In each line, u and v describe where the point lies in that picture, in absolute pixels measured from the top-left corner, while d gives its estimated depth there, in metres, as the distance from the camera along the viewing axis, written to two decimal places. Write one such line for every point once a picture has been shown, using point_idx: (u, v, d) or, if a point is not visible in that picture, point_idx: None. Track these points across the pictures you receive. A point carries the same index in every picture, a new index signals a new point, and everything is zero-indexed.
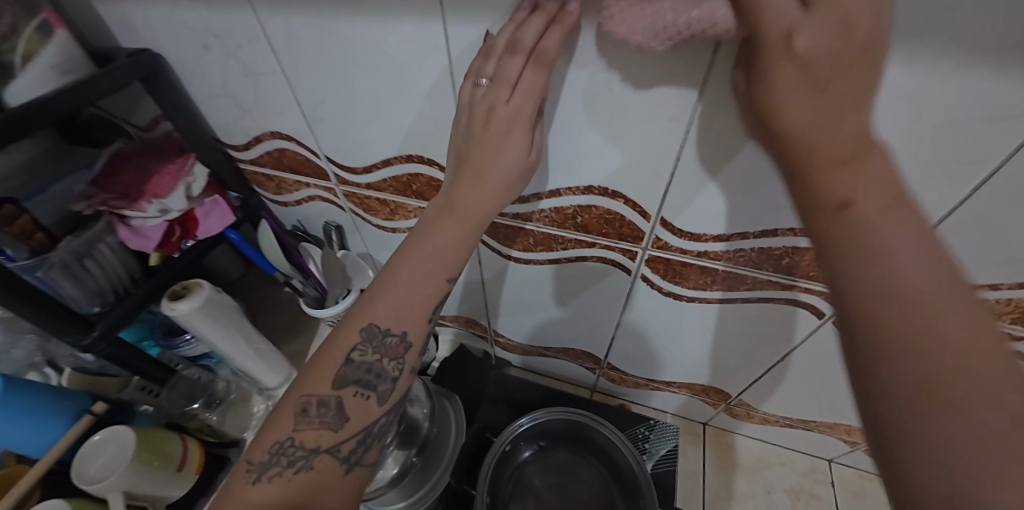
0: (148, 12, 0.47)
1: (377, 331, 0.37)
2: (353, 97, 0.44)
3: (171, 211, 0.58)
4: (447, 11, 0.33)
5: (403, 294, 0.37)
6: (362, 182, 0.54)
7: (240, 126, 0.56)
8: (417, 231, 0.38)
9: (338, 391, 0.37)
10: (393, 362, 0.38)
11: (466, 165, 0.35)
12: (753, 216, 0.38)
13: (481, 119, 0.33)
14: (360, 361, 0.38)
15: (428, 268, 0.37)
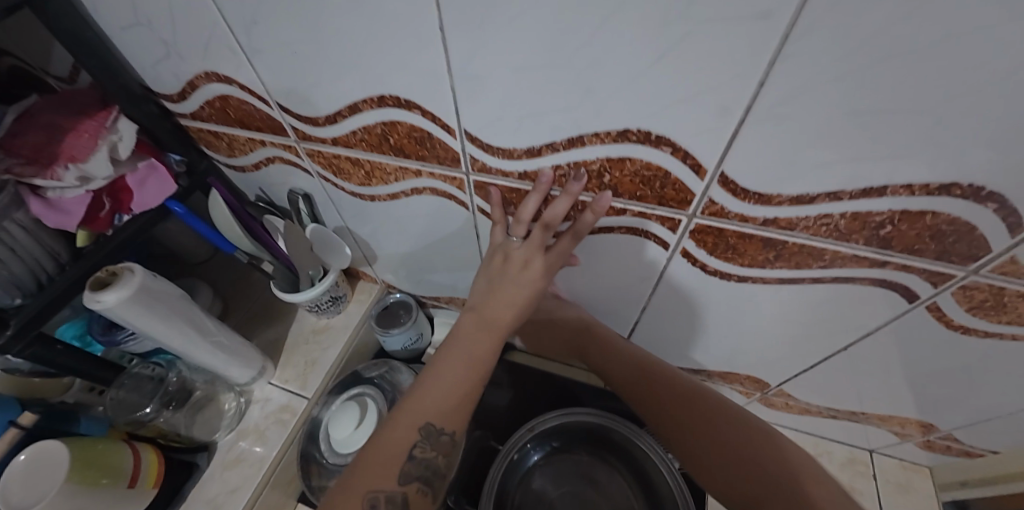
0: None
1: (433, 431, 0.40)
2: (299, 19, 0.33)
3: (95, 179, 0.46)
4: None
5: (443, 396, 0.40)
6: (327, 138, 0.43)
7: (169, 67, 0.45)
8: (453, 348, 0.41)
9: (403, 485, 0.39)
10: (445, 456, 0.41)
11: (494, 282, 0.41)
12: (852, 170, 0.27)
13: (516, 263, 0.41)
14: (419, 458, 0.40)
15: (464, 370, 0.40)
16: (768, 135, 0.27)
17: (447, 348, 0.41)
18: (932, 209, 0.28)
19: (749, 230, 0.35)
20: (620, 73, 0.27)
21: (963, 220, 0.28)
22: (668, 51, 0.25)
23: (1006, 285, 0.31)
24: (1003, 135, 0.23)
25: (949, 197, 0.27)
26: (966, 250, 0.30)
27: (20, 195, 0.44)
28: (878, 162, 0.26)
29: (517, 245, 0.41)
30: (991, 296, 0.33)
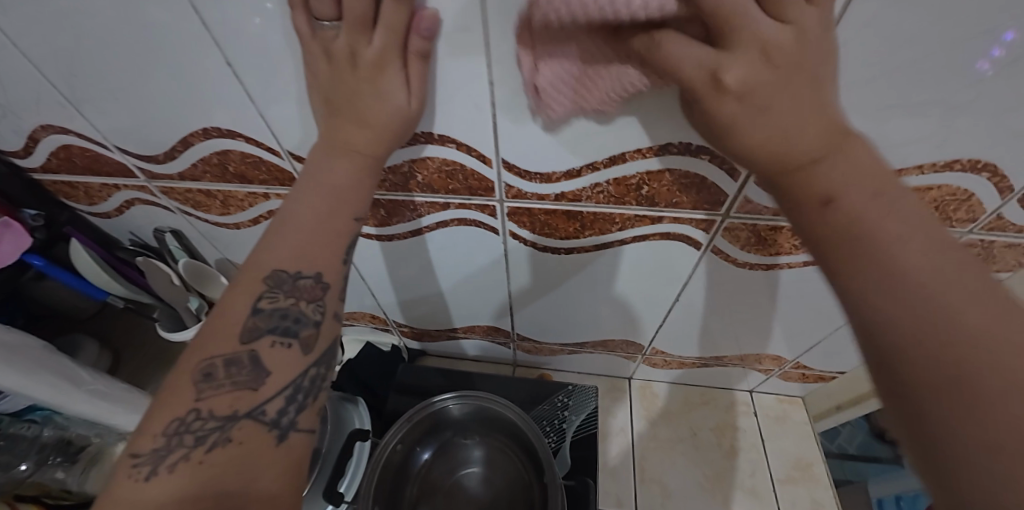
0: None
1: (286, 275, 0.30)
2: (112, 66, 0.36)
3: None
4: None
5: (302, 244, 0.30)
6: (175, 173, 0.46)
7: (8, 124, 0.46)
8: (304, 195, 0.30)
9: (250, 344, 0.28)
10: (313, 304, 0.30)
11: (353, 103, 0.29)
12: (593, 144, 0.33)
13: (345, 63, 0.27)
14: (271, 309, 0.29)
15: (324, 213, 0.31)
16: (518, 124, 0.33)
17: (294, 206, 0.30)
18: (666, 168, 0.34)
19: (552, 206, 0.40)
20: None
21: (692, 174, 0.34)
22: None
23: (753, 222, 0.38)
24: (677, 105, 0.29)
25: (671, 156, 0.33)
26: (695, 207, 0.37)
27: None
28: (605, 135, 0.32)
29: None
30: (749, 232, 0.40)
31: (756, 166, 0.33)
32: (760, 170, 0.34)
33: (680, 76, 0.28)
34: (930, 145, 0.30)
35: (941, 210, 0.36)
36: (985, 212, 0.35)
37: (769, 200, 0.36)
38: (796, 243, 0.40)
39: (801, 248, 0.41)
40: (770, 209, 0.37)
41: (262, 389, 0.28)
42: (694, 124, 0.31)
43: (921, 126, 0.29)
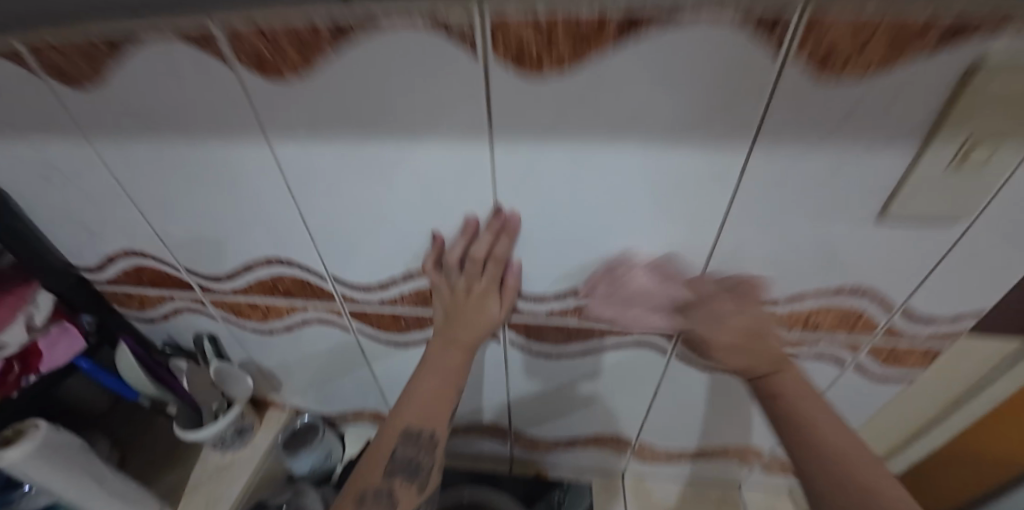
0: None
1: (413, 434, 0.45)
2: (204, 212, 0.47)
3: (7, 347, 0.54)
4: (270, 135, 0.38)
5: (422, 405, 0.46)
6: (229, 288, 0.55)
7: (92, 247, 0.56)
8: (430, 376, 0.46)
9: (388, 481, 0.45)
10: (427, 456, 0.46)
11: (457, 317, 0.45)
12: (575, 273, 0.44)
13: (460, 290, 0.44)
14: (402, 458, 0.45)
15: (437, 385, 0.46)
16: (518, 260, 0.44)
17: (421, 383, 0.46)
18: (631, 291, 0.45)
19: (545, 318, 0.50)
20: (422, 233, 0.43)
21: (652, 296, 0.45)
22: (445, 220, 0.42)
23: None
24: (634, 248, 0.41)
25: (633, 283, 0.44)
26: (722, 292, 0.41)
27: None
28: (583, 268, 0.44)
29: (458, 277, 0.44)
30: None
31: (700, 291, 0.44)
32: (703, 293, 0.44)
33: (633, 230, 0.40)
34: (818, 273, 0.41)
35: (846, 320, 0.46)
36: (880, 322, 0.45)
37: None
38: None
39: None
40: None
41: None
42: (648, 261, 0.42)
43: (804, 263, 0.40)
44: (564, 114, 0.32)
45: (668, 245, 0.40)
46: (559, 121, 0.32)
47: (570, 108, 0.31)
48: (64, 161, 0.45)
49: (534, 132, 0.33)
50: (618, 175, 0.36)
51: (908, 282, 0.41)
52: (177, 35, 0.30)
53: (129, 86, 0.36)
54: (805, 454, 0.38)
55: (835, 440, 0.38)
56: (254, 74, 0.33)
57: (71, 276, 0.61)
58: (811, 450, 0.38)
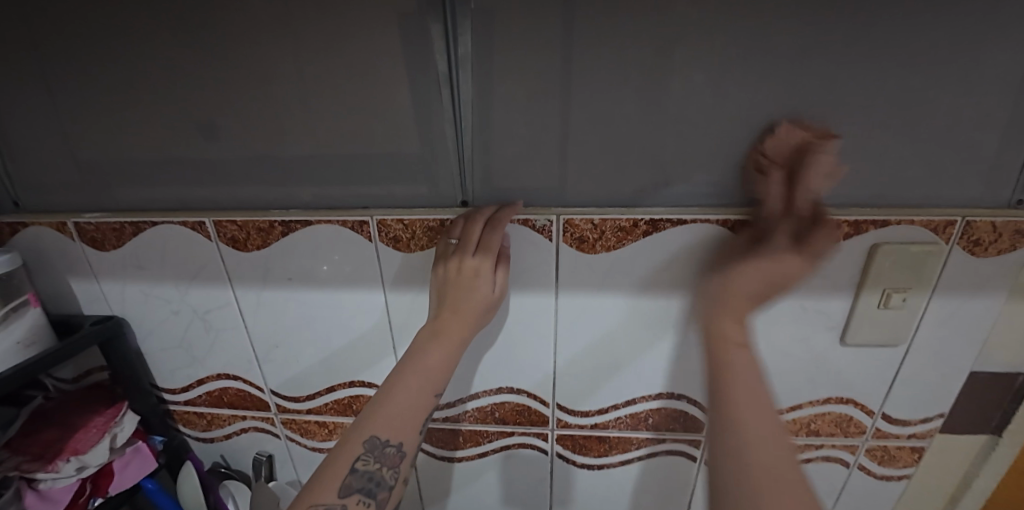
0: (127, 287, 0.53)
1: (378, 442, 0.40)
2: (305, 341, 0.53)
3: (89, 466, 0.52)
4: (387, 287, 0.50)
5: (400, 406, 0.41)
6: (304, 407, 0.57)
7: (186, 371, 0.57)
8: (416, 369, 0.43)
9: (343, 498, 0.38)
10: (391, 470, 0.40)
11: (457, 302, 0.43)
12: (615, 390, 0.54)
13: (455, 269, 0.43)
14: (362, 470, 0.39)
15: (421, 384, 0.42)
16: (568, 380, 0.54)
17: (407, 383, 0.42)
18: (663, 405, 0.55)
19: (590, 432, 0.58)
20: (494, 359, 0.54)
21: (679, 409, 0.54)
22: (513, 348, 0.53)
23: None
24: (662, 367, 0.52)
25: (663, 398, 0.54)
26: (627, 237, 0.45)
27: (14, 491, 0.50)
28: (621, 386, 0.54)
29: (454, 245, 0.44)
30: None
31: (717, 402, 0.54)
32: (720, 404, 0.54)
33: (661, 353, 0.52)
34: (807, 386, 0.53)
35: (841, 426, 0.55)
36: (867, 426, 0.55)
37: None
38: None
39: None
40: None
41: None
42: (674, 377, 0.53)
43: (793, 378, 0.52)
44: (605, 273, 0.48)
45: (688, 365, 0.52)
46: (602, 278, 0.48)
47: (610, 271, 0.48)
48: (202, 299, 0.52)
49: (585, 286, 0.49)
50: (643, 314, 0.50)
51: (875, 385, 0.52)
52: (341, 223, 0.47)
53: (288, 249, 0.49)
54: (722, 424, 0.35)
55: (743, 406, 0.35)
56: (387, 246, 0.47)
57: (152, 396, 0.59)
58: (730, 427, 0.34)
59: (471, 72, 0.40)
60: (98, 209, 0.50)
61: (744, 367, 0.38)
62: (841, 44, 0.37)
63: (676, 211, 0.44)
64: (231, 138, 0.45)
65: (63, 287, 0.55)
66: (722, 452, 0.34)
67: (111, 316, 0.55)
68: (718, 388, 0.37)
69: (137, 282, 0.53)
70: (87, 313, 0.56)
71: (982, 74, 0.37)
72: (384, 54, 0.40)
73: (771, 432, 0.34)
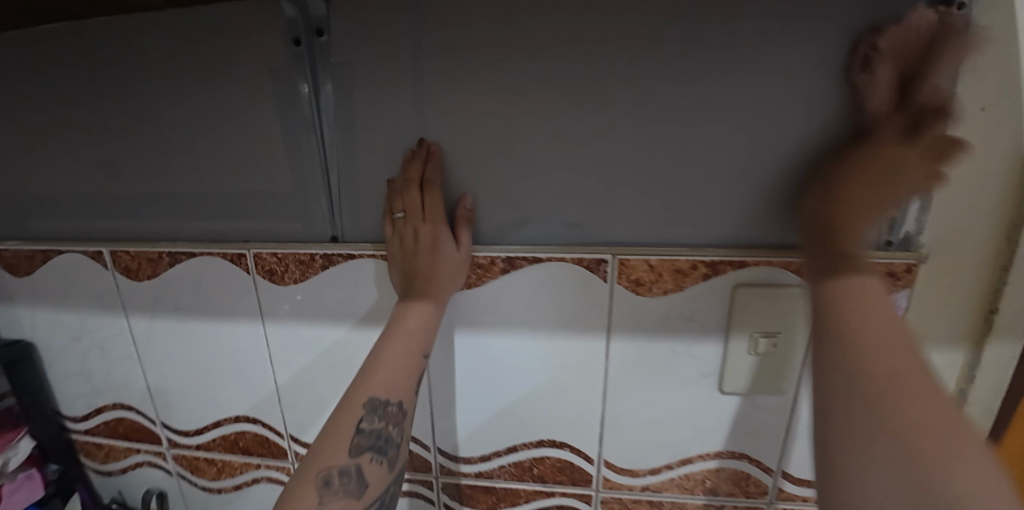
0: (37, 313, 0.55)
1: (379, 403, 0.40)
2: (195, 373, 0.54)
3: None
4: (267, 319, 0.51)
5: (390, 372, 0.41)
6: (193, 443, 0.57)
7: (86, 399, 0.58)
8: (394, 340, 0.41)
9: (355, 458, 0.39)
10: (397, 427, 0.41)
11: (428, 272, 0.42)
12: (496, 436, 0.51)
13: (409, 242, 0.42)
14: (369, 430, 0.40)
15: (405, 347, 0.41)
16: (448, 424, 0.52)
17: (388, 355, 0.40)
18: (545, 454, 0.51)
19: (475, 481, 0.54)
20: None
21: (563, 458, 0.51)
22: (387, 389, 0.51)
23: (620, 495, 0.52)
24: (541, 412, 0.50)
25: (545, 446, 0.51)
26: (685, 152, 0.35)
27: None
28: (501, 432, 0.51)
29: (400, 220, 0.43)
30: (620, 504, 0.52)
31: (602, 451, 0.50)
32: (606, 455, 0.50)
33: (539, 396, 0.49)
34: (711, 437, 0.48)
35: (739, 484, 0.49)
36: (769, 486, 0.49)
37: (622, 476, 0.50)
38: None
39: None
40: (628, 484, 0.51)
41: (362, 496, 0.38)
42: (558, 424, 0.50)
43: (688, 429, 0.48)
44: (471, 310, 0.47)
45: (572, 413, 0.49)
46: (470, 315, 0.47)
47: (474, 308, 0.47)
48: (102, 326, 0.53)
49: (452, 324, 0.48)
50: (512, 356, 0.48)
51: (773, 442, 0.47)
52: (220, 255, 0.48)
53: (177, 281, 0.50)
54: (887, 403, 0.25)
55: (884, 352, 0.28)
56: (265, 278, 0.49)
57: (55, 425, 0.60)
58: (889, 388, 0.26)
59: (336, 117, 0.43)
60: (17, 238, 0.53)
61: (853, 319, 0.31)
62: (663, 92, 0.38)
63: (531, 249, 0.44)
64: (129, 175, 0.48)
65: None
66: (851, 408, 0.27)
67: (21, 341, 0.56)
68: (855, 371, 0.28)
69: (46, 307, 0.55)
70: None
71: (803, 120, 0.38)
72: (258, 102, 0.44)
73: (902, 375, 0.27)
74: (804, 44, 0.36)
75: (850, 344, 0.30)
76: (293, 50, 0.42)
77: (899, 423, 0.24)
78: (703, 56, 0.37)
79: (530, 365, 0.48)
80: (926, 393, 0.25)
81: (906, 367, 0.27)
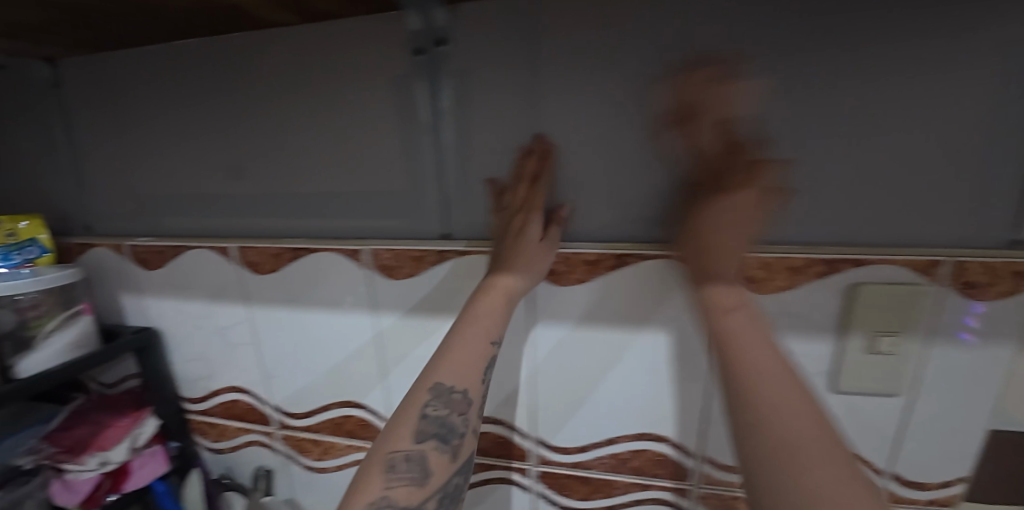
0: (163, 303, 0.60)
1: (444, 388, 0.41)
2: (308, 360, 0.58)
3: (111, 463, 0.57)
4: (380, 310, 0.53)
5: (463, 359, 0.42)
6: (302, 425, 0.61)
7: (203, 381, 0.63)
8: (466, 326, 0.44)
9: (419, 444, 0.39)
10: (461, 416, 0.41)
11: (509, 258, 0.43)
12: (595, 428, 0.53)
13: (515, 224, 0.44)
14: (434, 416, 0.40)
15: (484, 331, 0.43)
16: (549, 416, 0.54)
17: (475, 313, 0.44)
18: (645, 447, 0.52)
19: (570, 470, 0.55)
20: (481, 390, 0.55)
21: (662, 452, 0.52)
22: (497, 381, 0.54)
23: (718, 490, 0.51)
24: (646, 408, 0.51)
25: (645, 439, 0.52)
26: (743, 178, 0.38)
27: (47, 480, 0.56)
28: (599, 425, 0.53)
29: (512, 190, 0.45)
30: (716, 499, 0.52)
31: (704, 446, 0.50)
32: (707, 450, 0.50)
33: (645, 390, 0.50)
34: None
35: None
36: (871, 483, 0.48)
37: (721, 472, 0.51)
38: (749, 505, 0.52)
39: None
40: (725, 481, 0.51)
41: (424, 483, 0.38)
42: (662, 419, 0.51)
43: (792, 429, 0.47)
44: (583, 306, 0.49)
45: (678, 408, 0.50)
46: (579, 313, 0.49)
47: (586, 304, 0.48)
48: (225, 314, 0.58)
49: (563, 318, 0.49)
50: (622, 355, 0.49)
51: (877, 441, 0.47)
52: (338, 251, 0.51)
53: (298, 274, 0.54)
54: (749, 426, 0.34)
55: (770, 392, 0.34)
56: (380, 274, 0.51)
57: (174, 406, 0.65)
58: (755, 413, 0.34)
59: (453, 121, 0.45)
60: (151, 234, 0.58)
61: (743, 337, 0.37)
62: (781, 92, 0.39)
63: (641, 245, 0.45)
64: (253, 177, 0.52)
65: (112, 301, 0.62)
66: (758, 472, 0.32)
67: (148, 327, 0.62)
68: (753, 421, 0.33)
69: (172, 298, 0.60)
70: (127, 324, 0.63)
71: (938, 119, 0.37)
72: (375, 109, 0.46)
73: (789, 400, 0.34)
74: (941, 44, 0.35)
75: (766, 398, 0.34)
76: (413, 59, 0.44)
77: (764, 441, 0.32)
78: (829, 59, 0.37)
79: (637, 361, 0.49)
80: (814, 433, 0.32)
81: (817, 412, 0.33)
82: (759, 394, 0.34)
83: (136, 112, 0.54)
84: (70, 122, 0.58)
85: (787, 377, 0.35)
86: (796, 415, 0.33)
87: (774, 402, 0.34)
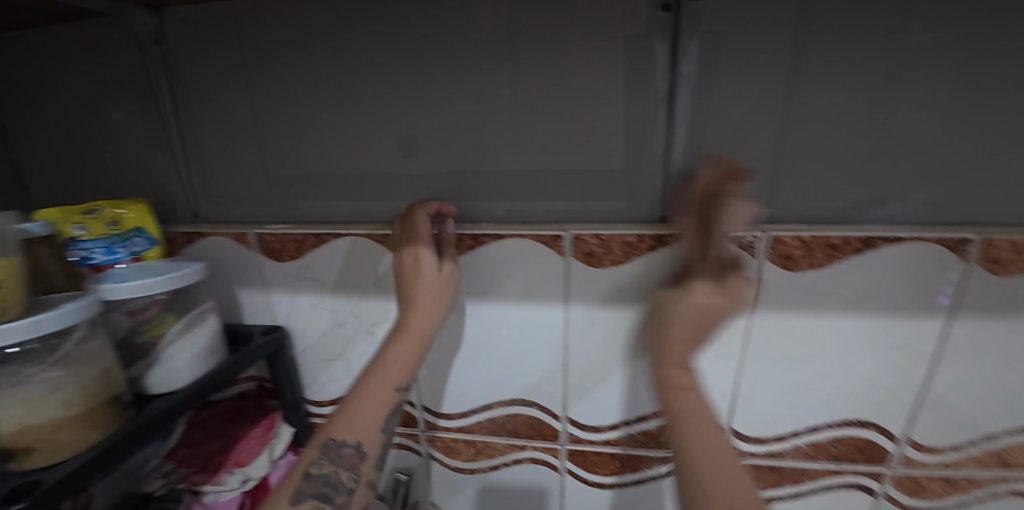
0: (296, 299, 0.54)
1: (333, 444, 0.38)
2: (476, 357, 0.53)
3: (253, 479, 0.51)
4: (570, 302, 0.48)
5: (363, 406, 0.41)
6: (455, 425, 0.57)
7: (338, 383, 0.57)
8: (382, 362, 0.42)
9: (295, 504, 0.35)
10: (350, 473, 0.38)
11: (411, 293, 0.43)
12: (799, 418, 0.50)
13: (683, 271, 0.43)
14: (317, 475, 0.37)
15: (393, 372, 0.42)
16: (749, 407, 0.50)
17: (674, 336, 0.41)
18: (848, 433, 0.49)
19: (760, 461, 0.52)
20: None
21: (867, 438, 0.49)
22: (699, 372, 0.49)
23: (916, 473, 0.50)
24: (856, 396, 0.48)
25: (849, 426, 0.49)
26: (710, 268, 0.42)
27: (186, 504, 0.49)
28: (799, 415, 0.50)
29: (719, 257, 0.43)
30: (911, 481, 0.51)
31: (910, 430, 0.49)
32: (912, 434, 0.49)
33: (863, 377, 0.47)
34: None
35: None
36: None
37: (924, 455, 0.49)
38: (946, 486, 0.50)
39: (953, 491, 0.51)
40: (924, 462, 0.50)
41: None
42: (872, 406, 0.48)
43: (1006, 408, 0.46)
44: (816, 290, 0.45)
45: (889, 394, 0.48)
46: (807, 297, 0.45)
47: (819, 287, 0.44)
48: (373, 311, 0.52)
49: (790, 308, 0.46)
50: (843, 344, 0.46)
51: None
52: (535, 237, 0.46)
53: (475, 265, 0.49)
54: (674, 421, 0.40)
55: (706, 436, 0.38)
56: (580, 262, 0.46)
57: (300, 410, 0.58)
58: (678, 410, 0.40)
59: (692, 90, 0.40)
60: (286, 220, 0.51)
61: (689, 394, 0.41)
62: None
63: (891, 228, 0.42)
64: (431, 151, 0.46)
65: (231, 296, 0.55)
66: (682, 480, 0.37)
67: (277, 326, 0.55)
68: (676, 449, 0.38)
69: (307, 293, 0.53)
70: (248, 323, 0.56)
71: None
72: (599, 76, 0.41)
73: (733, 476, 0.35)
74: None
75: (678, 418, 0.39)
76: (658, 16, 0.38)
77: (698, 474, 0.36)
78: None
79: (860, 352, 0.46)
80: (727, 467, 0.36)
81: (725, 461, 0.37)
82: (695, 428, 0.38)
83: (275, 77, 0.46)
84: (180, 91, 0.49)
85: (696, 408, 0.40)
86: (711, 466, 0.36)
87: (718, 450, 0.37)
